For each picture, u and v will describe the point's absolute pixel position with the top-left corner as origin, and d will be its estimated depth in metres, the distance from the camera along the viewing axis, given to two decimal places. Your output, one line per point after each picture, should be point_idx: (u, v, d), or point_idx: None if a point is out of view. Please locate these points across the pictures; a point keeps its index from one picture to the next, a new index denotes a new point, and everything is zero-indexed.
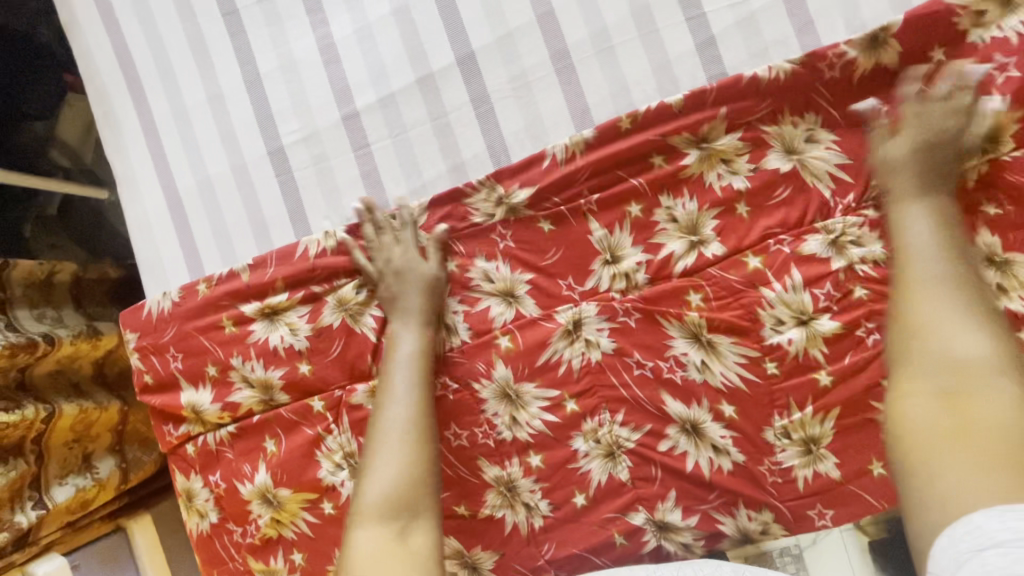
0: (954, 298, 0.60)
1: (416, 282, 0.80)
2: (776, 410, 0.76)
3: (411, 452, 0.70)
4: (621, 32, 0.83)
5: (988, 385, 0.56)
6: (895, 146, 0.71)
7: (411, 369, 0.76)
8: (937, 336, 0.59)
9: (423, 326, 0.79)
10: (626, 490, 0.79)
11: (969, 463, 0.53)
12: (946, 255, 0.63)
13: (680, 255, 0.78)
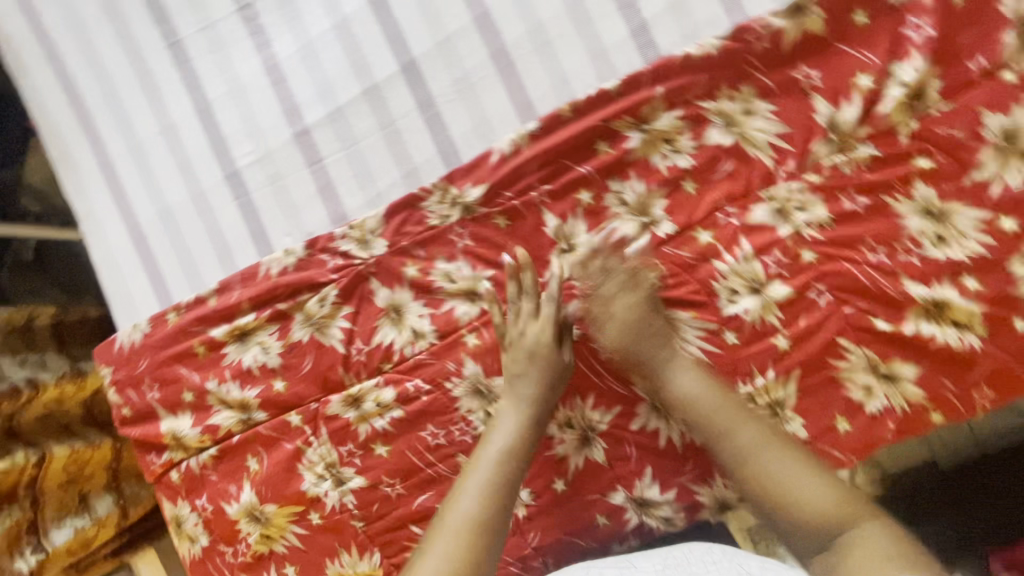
0: (774, 456, 0.70)
1: (540, 368, 0.77)
2: (740, 377, 0.79)
3: (461, 551, 0.66)
4: (556, 26, 0.85)
5: (846, 520, 0.65)
6: (611, 330, 0.78)
7: (500, 462, 0.73)
8: (785, 499, 0.68)
9: (530, 418, 0.75)
10: (604, 471, 0.81)
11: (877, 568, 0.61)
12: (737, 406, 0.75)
13: (634, 237, 0.80)
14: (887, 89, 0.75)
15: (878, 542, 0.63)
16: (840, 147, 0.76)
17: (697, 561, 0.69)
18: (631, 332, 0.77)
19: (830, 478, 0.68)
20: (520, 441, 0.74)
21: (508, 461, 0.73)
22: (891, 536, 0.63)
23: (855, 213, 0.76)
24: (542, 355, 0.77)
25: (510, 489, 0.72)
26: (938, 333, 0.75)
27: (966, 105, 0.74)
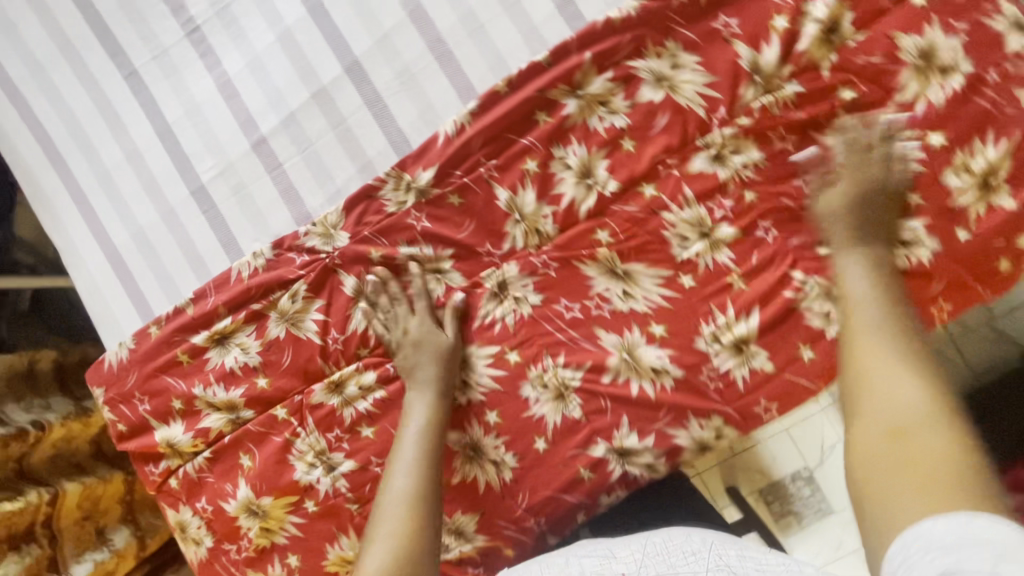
0: (889, 350, 0.64)
1: (435, 354, 0.82)
2: (701, 318, 0.81)
3: (405, 526, 0.70)
4: (486, 11, 0.89)
5: (925, 424, 0.56)
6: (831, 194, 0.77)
7: (420, 440, 0.78)
8: (873, 383, 0.62)
9: (437, 395, 0.81)
10: (583, 426, 0.83)
11: (906, 476, 0.53)
12: (885, 309, 0.68)
13: (582, 200, 0.83)
14: (803, 26, 0.78)
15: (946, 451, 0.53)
16: (766, 87, 0.79)
17: (676, 554, 0.67)
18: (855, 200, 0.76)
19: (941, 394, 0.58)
20: (435, 420, 0.79)
21: (429, 441, 0.78)
22: (958, 449, 0.53)
23: (787, 149, 0.79)
24: (427, 341, 0.82)
25: (436, 467, 0.77)
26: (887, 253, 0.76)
27: (881, 32, 0.77)
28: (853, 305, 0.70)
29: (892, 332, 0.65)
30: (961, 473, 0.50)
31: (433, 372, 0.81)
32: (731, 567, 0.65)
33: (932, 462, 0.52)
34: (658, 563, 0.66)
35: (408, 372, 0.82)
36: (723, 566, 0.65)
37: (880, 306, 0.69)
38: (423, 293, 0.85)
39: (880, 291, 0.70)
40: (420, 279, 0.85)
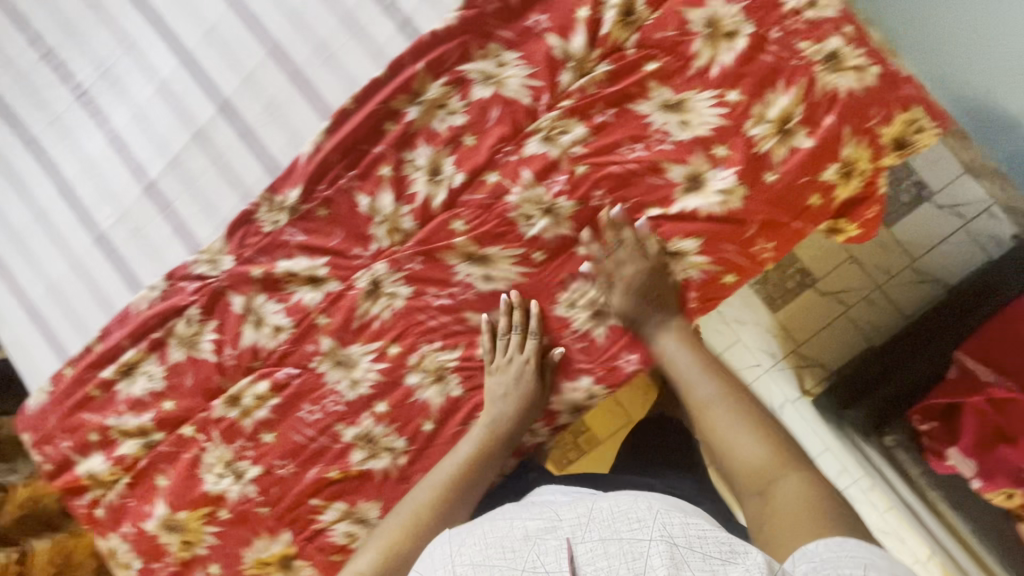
0: (725, 410, 0.80)
1: (523, 389, 0.86)
2: (557, 288, 0.88)
3: (397, 540, 0.80)
4: (337, 40, 0.98)
5: (781, 474, 0.71)
6: (619, 294, 0.86)
7: (462, 470, 0.85)
8: (730, 452, 0.77)
9: (490, 436, 0.86)
10: (463, 403, 0.89)
11: (786, 524, 0.65)
12: (710, 376, 0.84)
13: (434, 195, 0.90)
14: (602, 13, 0.86)
15: (801, 493, 0.68)
16: (580, 72, 0.87)
17: (622, 519, 0.61)
18: (640, 291, 0.86)
19: (774, 438, 0.76)
20: (477, 457, 0.85)
21: (466, 474, 0.85)
22: (812, 490, 0.68)
23: (607, 122, 0.87)
24: (521, 380, 0.86)
25: (462, 496, 0.84)
26: (702, 200, 0.85)
27: (671, 8, 0.85)
28: (690, 377, 0.85)
29: (728, 394, 0.81)
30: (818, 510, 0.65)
31: (511, 411, 0.86)
32: (672, 538, 0.58)
33: (795, 510, 0.66)
34: (601, 528, 0.61)
35: (489, 401, 0.87)
36: (664, 536, 0.58)
37: (702, 372, 0.85)
38: (517, 327, 0.87)
39: (702, 360, 0.86)
40: (520, 312, 0.88)
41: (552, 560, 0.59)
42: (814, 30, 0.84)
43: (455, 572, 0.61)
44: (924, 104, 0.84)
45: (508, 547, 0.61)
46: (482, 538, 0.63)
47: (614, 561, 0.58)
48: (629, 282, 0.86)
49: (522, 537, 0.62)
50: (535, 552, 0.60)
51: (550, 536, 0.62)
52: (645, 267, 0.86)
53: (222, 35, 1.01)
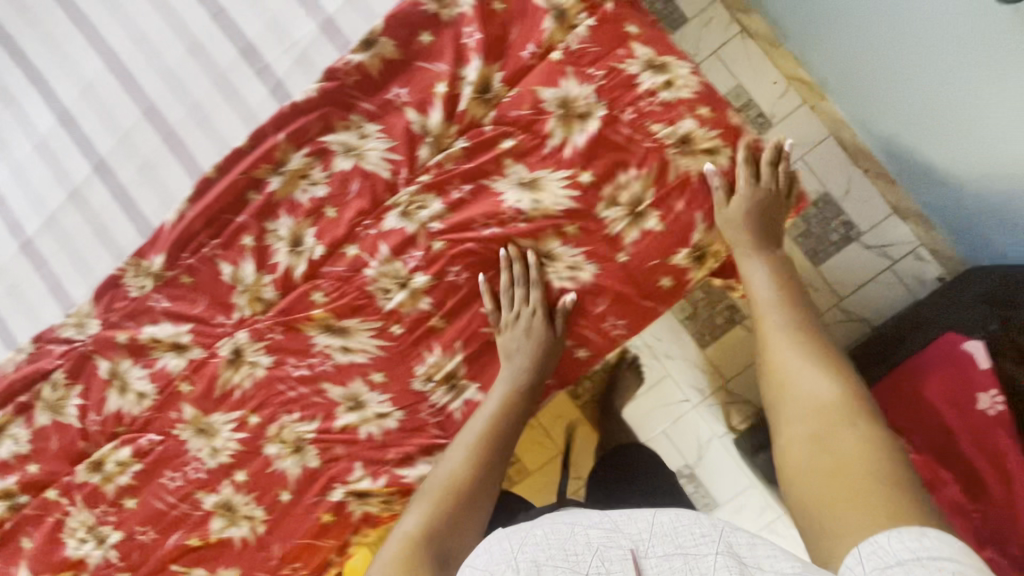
0: (789, 343, 0.83)
1: (535, 341, 0.85)
2: (414, 361, 0.88)
3: (440, 498, 0.79)
4: (211, 102, 0.98)
5: (841, 408, 0.72)
6: (737, 206, 0.84)
7: (492, 420, 0.85)
8: (789, 382, 0.79)
9: (514, 384, 0.87)
10: (321, 474, 0.89)
11: (849, 470, 0.64)
12: (788, 312, 0.86)
13: (295, 266, 0.90)
14: (459, 90, 0.86)
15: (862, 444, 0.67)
16: (438, 147, 0.87)
17: (683, 533, 0.56)
18: (755, 212, 0.85)
19: (839, 376, 0.76)
20: (509, 410, 0.86)
21: (496, 425, 0.85)
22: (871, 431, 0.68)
23: (463, 198, 0.87)
24: (535, 331, 0.85)
25: (495, 450, 0.84)
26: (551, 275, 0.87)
27: (526, 87, 0.85)
28: (768, 307, 0.88)
29: (794, 332, 0.84)
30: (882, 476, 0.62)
31: (526, 363, 0.86)
32: (740, 556, 0.53)
33: (868, 467, 0.64)
34: (664, 543, 0.56)
35: (506, 355, 0.87)
36: (730, 553, 0.54)
37: (781, 306, 0.87)
38: (519, 281, 0.86)
39: (782, 298, 0.87)
40: (520, 265, 0.86)
41: (617, 567, 0.54)
42: (668, 111, 0.84)
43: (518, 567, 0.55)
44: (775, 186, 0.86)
45: (570, 551, 0.56)
46: (543, 537, 0.58)
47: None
48: (755, 198, 0.85)
49: (586, 546, 0.57)
50: (599, 556, 0.55)
51: (614, 545, 0.57)
52: (761, 190, 0.85)
53: (98, 93, 1.00)
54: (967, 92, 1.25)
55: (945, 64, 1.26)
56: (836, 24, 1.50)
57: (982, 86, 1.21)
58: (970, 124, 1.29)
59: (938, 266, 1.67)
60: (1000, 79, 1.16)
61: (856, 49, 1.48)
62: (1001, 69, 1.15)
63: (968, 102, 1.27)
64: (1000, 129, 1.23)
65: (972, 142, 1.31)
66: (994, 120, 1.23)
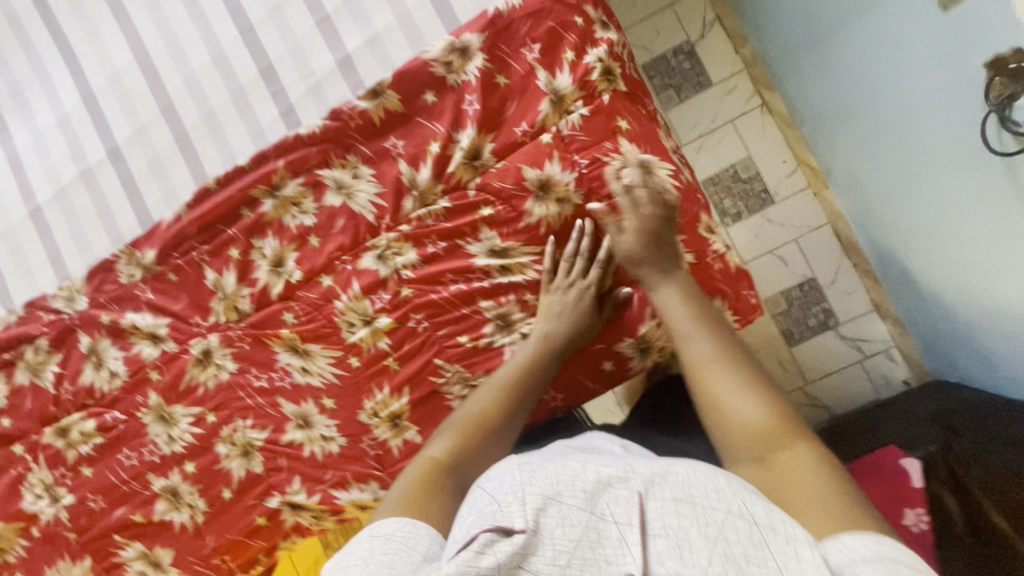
0: (720, 368, 0.73)
1: (582, 310, 0.87)
2: (365, 395, 0.94)
3: (463, 431, 0.78)
4: (225, 113, 1.03)
5: (784, 438, 0.64)
6: (628, 237, 0.84)
7: (517, 372, 0.85)
8: (729, 415, 0.69)
9: (544, 341, 0.87)
10: (262, 480, 0.96)
11: (793, 486, 0.61)
12: (707, 335, 0.77)
13: (273, 284, 0.96)
14: (451, 153, 0.92)
15: (810, 465, 0.62)
16: (422, 202, 0.92)
17: (696, 485, 0.57)
18: (649, 238, 0.84)
19: (771, 396, 0.69)
20: (536, 361, 0.86)
21: (524, 376, 0.85)
22: (820, 459, 0.62)
23: (437, 254, 0.92)
24: (584, 304, 0.87)
25: (518, 397, 0.83)
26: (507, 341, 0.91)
27: (513, 163, 0.90)
28: (685, 330, 0.78)
29: (724, 356, 0.74)
30: (827, 487, 0.59)
31: (564, 327, 0.87)
32: (753, 516, 0.53)
33: (821, 486, 0.60)
34: (675, 488, 0.57)
35: (546, 316, 0.87)
36: (744, 513, 0.54)
37: (697, 328, 0.78)
38: (584, 252, 0.89)
39: (696, 314, 0.79)
40: (590, 239, 0.90)
41: (622, 509, 0.56)
42: None
43: (527, 501, 0.57)
44: (727, 299, 0.93)
45: (580, 487, 0.58)
46: (553, 474, 0.59)
47: (685, 523, 0.54)
48: (642, 223, 0.84)
49: (595, 483, 0.59)
50: (605, 500, 0.57)
51: (622, 485, 0.58)
52: (645, 213, 0.85)
53: (124, 83, 1.06)
54: (969, 242, 1.24)
55: (952, 205, 1.25)
56: (857, 137, 1.49)
57: (981, 238, 1.21)
58: (953, 247, 1.30)
59: (907, 370, 1.70)
60: (987, 225, 1.17)
61: (867, 163, 1.50)
62: (1001, 226, 1.14)
63: (968, 243, 1.25)
64: (986, 279, 1.23)
65: (951, 262, 1.33)
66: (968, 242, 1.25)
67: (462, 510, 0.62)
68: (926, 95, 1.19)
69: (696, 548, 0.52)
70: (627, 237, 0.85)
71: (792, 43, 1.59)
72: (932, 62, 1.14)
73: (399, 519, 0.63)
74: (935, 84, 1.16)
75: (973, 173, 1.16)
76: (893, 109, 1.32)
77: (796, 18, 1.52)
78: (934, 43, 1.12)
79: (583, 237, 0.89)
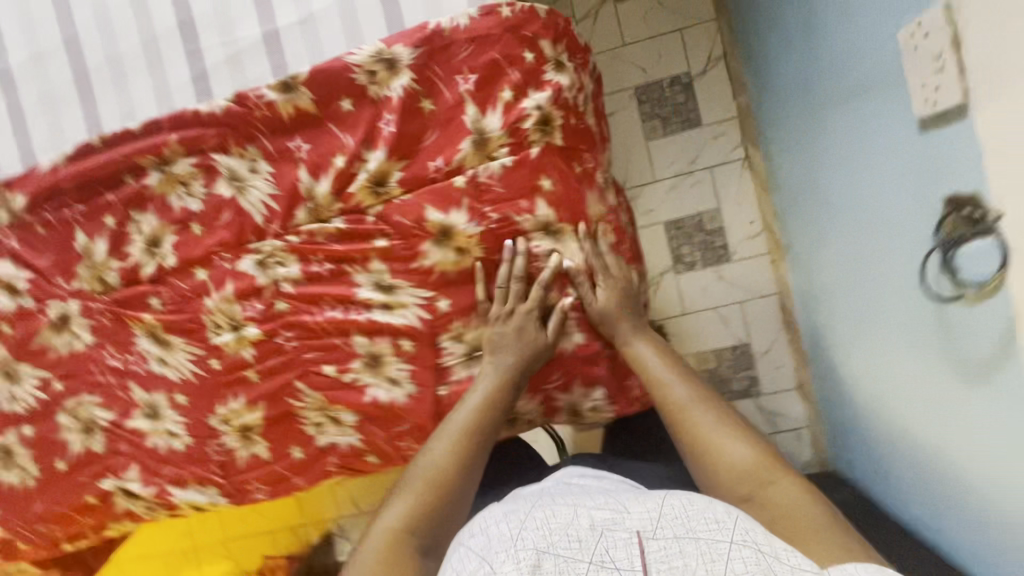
0: (702, 413, 0.77)
1: (525, 342, 0.83)
2: (219, 400, 0.90)
3: (424, 487, 0.73)
4: (132, 60, 0.92)
5: (770, 477, 0.69)
6: (606, 296, 0.85)
7: (475, 414, 0.79)
8: (714, 458, 0.73)
9: (500, 379, 0.82)
10: (99, 460, 0.92)
11: (792, 520, 0.64)
12: (686, 382, 0.81)
13: (145, 264, 0.89)
14: (355, 172, 0.84)
15: (797, 498, 0.66)
16: (316, 216, 0.86)
17: (695, 518, 0.54)
18: (622, 297, 0.86)
19: (750, 433, 0.74)
20: (494, 398, 0.81)
21: (483, 416, 0.79)
22: (806, 491, 0.67)
23: (319, 274, 0.86)
24: (527, 331, 0.83)
25: (479, 445, 0.78)
26: (383, 373, 0.87)
27: (418, 200, 0.84)
28: (665, 379, 0.81)
29: (704, 398, 0.78)
30: (816, 519, 0.64)
31: (513, 361, 0.82)
32: (758, 544, 0.52)
33: (810, 517, 0.64)
34: (675, 526, 0.53)
35: (492, 349, 0.83)
36: (748, 542, 0.52)
37: (677, 375, 0.82)
38: (519, 276, 0.84)
39: (672, 364, 0.83)
40: (522, 260, 0.84)
41: (621, 553, 0.51)
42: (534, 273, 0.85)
43: (519, 558, 0.51)
44: (607, 389, 0.90)
45: (574, 535, 0.52)
46: (543, 522, 0.54)
47: (691, 561, 0.50)
48: (616, 285, 0.86)
49: (589, 529, 0.53)
50: (603, 545, 0.52)
51: (618, 529, 0.53)
52: (620, 280, 0.87)
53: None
54: (898, 370, 1.11)
55: (888, 327, 1.12)
56: (814, 223, 1.37)
57: (909, 370, 1.07)
58: (886, 369, 1.16)
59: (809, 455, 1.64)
60: (917, 360, 1.04)
61: (824, 256, 1.36)
62: (928, 366, 1.00)
63: (898, 372, 1.11)
64: (908, 414, 1.10)
65: (880, 385, 1.20)
66: (899, 371, 1.11)
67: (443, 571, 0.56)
68: (880, 210, 1.07)
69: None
70: (601, 297, 0.86)
71: (776, 102, 1.42)
72: (893, 177, 1.01)
73: None
74: (891, 201, 1.03)
75: (912, 300, 1.02)
76: (853, 208, 1.17)
77: (782, 69, 1.34)
78: (899, 159, 0.98)
79: (517, 257, 0.84)
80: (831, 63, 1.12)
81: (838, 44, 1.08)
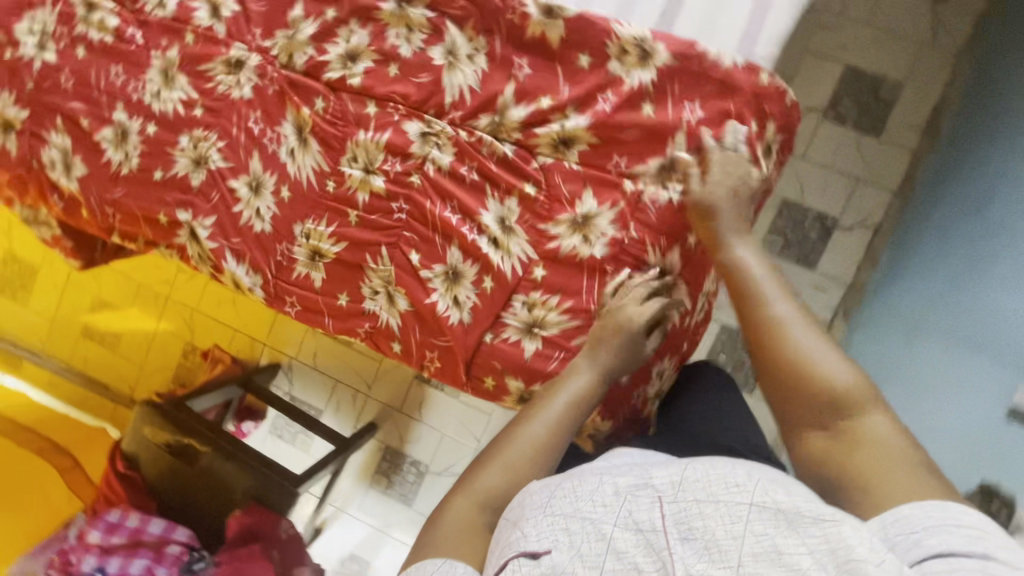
0: (801, 332, 0.65)
1: (631, 347, 0.83)
2: (313, 216, 0.95)
3: (522, 462, 0.70)
4: None
5: (859, 407, 0.60)
6: (715, 190, 0.82)
7: (573, 404, 0.78)
8: (798, 381, 0.62)
9: (600, 375, 0.81)
10: (189, 191, 0.99)
11: (870, 462, 0.57)
12: (787, 298, 0.69)
13: (333, 68, 0.94)
14: (550, 120, 0.88)
15: (893, 432, 0.58)
16: (494, 130, 0.90)
17: (714, 480, 0.52)
18: (725, 204, 0.81)
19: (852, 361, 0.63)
20: (591, 393, 0.79)
21: (579, 407, 0.78)
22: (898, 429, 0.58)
23: (462, 178, 0.90)
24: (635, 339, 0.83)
25: (571, 434, 0.76)
26: (450, 290, 0.91)
27: (583, 178, 0.88)
28: (763, 293, 0.70)
29: (804, 318, 0.66)
30: (907, 462, 0.56)
31: (613, 362, 0.82)
32: (778, 503, 0.49)
33: (897, 453, 0.57)
34: (693, 489, 0.52)
35: (594, 348, 0.82)
36: (767, 503, 0.49)
37: (781, 292, 0.70)
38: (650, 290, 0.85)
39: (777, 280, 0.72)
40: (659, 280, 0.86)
41: (644, 515, 0.52)
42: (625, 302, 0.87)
43: (550, 521, 0.54)
44: (612, 424, 0.94)
45: (599, 501, 0.54)
46: (571, 490, 0.56)
47: (710, 522, 0.49)
48: (725, 183, 0.82)
49: (614, 493, 0.54)
50: (627, 509, 0.53)
51: (642, 493, 0.54)
52: (736, 185, 0.82)
53: None
54: None
55: None
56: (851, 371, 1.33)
57: None
58: None
59: None
60: None
61: None
62: None
63: None
64: None
65: None
66: None
67: (492, 546, 0.59)
68: (920, 407, 1.05)
69: (727, 549, 0.47)
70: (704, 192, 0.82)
71: (902, 256, 1.33)
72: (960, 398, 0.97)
73: (438, 557, 0.61)
74: (931, 422, 1.01)
75: None
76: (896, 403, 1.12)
77: (928, 247, 1.23)
78: (969, 411, 0.94)
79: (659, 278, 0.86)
80: (996, 264, 0.99)
81: (1004, 268, 0.96)
